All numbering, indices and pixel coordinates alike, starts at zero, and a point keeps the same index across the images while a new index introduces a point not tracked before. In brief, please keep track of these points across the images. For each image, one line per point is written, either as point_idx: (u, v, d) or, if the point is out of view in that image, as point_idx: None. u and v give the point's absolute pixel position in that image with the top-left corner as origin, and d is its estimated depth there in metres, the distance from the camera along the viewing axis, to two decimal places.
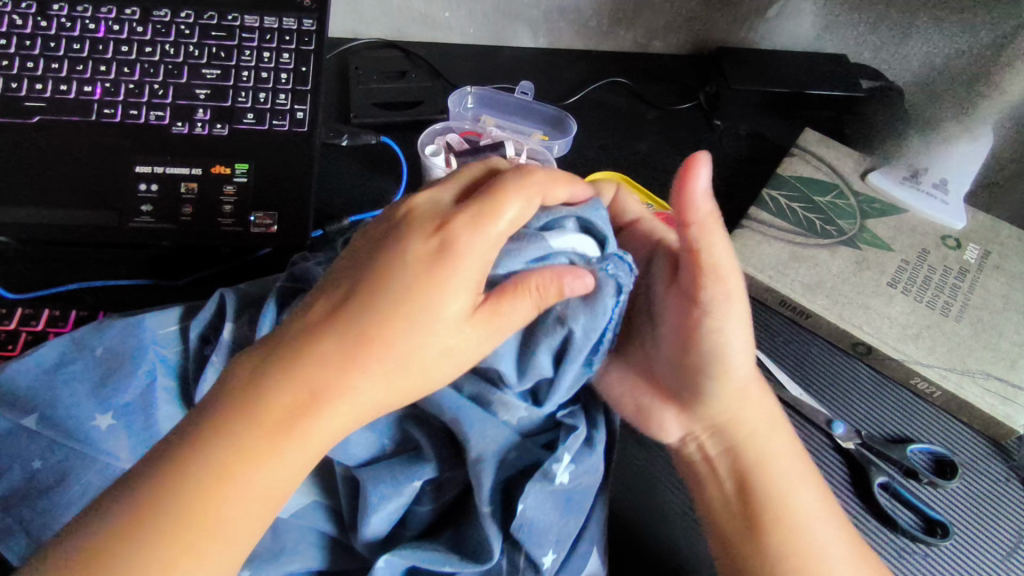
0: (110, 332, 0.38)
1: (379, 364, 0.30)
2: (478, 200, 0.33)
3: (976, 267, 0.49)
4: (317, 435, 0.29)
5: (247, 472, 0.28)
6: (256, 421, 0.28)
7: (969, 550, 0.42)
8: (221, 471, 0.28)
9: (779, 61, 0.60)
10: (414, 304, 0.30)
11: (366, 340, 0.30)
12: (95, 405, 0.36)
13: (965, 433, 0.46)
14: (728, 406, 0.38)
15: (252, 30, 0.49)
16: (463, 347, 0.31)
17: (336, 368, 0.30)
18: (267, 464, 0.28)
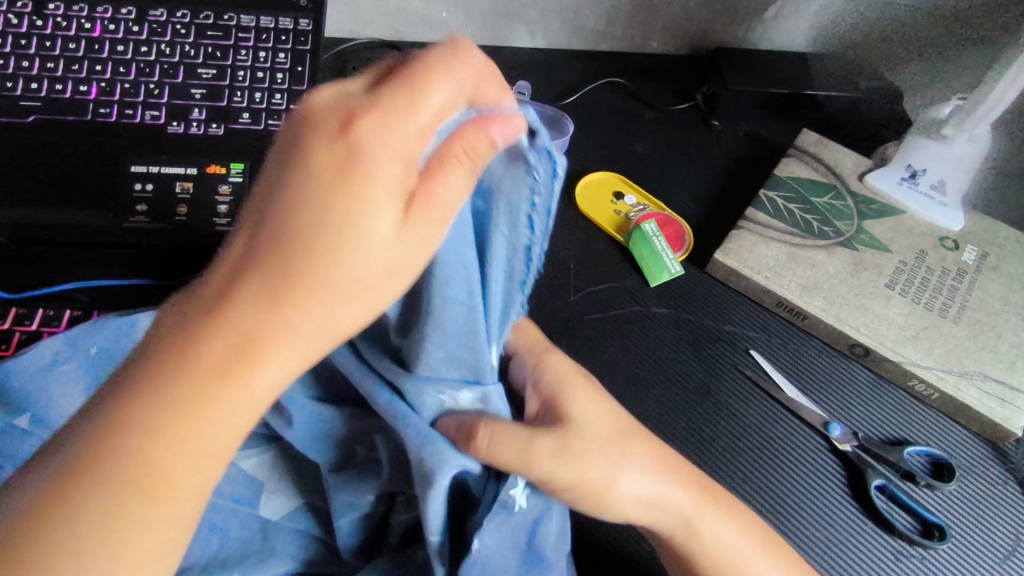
0: (103, 330, 0.38)
1: (298, 295, 0.25)
2: (388, 86, 0.26)
3: (974, 268, 0.49)
4: (250, 393, 0.25)
5: (172, 448, 0.24)
6: (174, 390, 0.24)
7: (967, 553, 0.42)
8: (140, 455, 0.24)
9: (776, 62, 0.61)
10: (332, 224, 0.25)
11: (284, 263, 0.25)
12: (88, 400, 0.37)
13: (963, 435, 0.46)
14: (634, 507, 0.37)
15: (248, 29, 0.49)
16: (401, 258, 0.26)
17: (245, 311, 0.25)
18: (208, 425, 0.25)
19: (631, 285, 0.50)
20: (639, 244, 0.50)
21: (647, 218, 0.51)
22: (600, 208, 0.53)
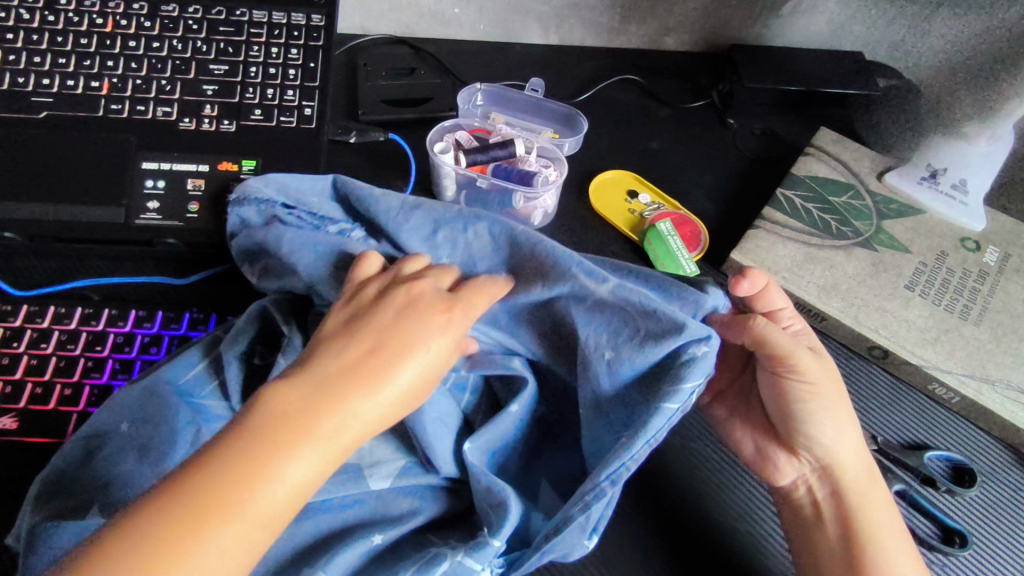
0: (126, 404, 0.36)
1: (268, 458, 0.28)
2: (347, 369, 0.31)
3: (996, 270, 0.48)
4: (251, 509, 0.27)
5: (259, 484, 0.27)
6: (276, 423, 0.29)
7: (989, 561, 0.41)
8: (244, 467, 0.27)
9: (794, 59, 0.60)
10: (285, 436, 0.28)
11: (279, 428, 0.29)
12: (153, 469, 0.35)
13: (984, 440, 0.45)
14: (836, 443, 0.40)
15: (259, 25, 0.49)
16: (303, 463, 0.28)
17: (267, 450, 0.28)
18: (290, 465, 0.28)
19: None
20: (654, 243, 0.49)
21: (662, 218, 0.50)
22: (614, 207, 0.53)
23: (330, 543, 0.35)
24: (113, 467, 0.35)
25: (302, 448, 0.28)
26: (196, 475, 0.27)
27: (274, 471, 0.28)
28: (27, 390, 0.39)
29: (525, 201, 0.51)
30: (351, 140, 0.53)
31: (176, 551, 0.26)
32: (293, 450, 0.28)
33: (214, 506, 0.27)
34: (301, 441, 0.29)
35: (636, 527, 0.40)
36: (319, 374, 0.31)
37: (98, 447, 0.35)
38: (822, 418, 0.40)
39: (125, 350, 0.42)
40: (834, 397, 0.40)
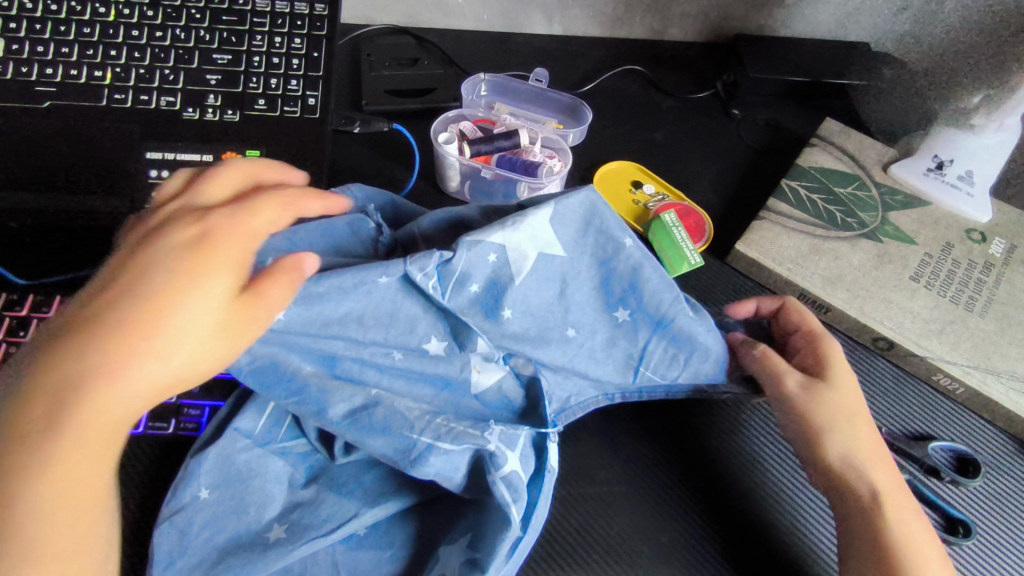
0: (204, 467, 0.36)
1: (68, 454, 0.30)
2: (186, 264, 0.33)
3: (1002, 261, 0.48)
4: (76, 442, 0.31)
5: (56, 463, 0.30)
6: (49, 388, 0.31)
7: (992, 551, 0.41)
8: (58, 468, 0.30)
9: (797, 49, 0.59)
10: (88, 382, 0.30)
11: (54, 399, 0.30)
12: (259, 521, 0.36)
13: (988, 431, 0.45)
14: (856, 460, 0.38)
15: (263, 13, 0.48)
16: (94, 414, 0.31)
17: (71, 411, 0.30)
18: (105, 399, 0.31)
19: None
20: (658, 235, 0.49)
21: (666, 209, 0.50)
22: (619, 197, 0.53)
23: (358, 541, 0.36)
24: (217, 540, 0.35)
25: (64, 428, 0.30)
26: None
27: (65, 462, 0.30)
28: None
29: (529, 191, 0.51)
30: (354, 130, 0.53)
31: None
32: (83, 413, 0.30)
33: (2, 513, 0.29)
34: (65, 422, 0.30)
35: (673, 506, 0.41)
36: (96, 325, 0.31)
37: (189, 529, 0.35)
38: (832, 430, 0.39)
39: None
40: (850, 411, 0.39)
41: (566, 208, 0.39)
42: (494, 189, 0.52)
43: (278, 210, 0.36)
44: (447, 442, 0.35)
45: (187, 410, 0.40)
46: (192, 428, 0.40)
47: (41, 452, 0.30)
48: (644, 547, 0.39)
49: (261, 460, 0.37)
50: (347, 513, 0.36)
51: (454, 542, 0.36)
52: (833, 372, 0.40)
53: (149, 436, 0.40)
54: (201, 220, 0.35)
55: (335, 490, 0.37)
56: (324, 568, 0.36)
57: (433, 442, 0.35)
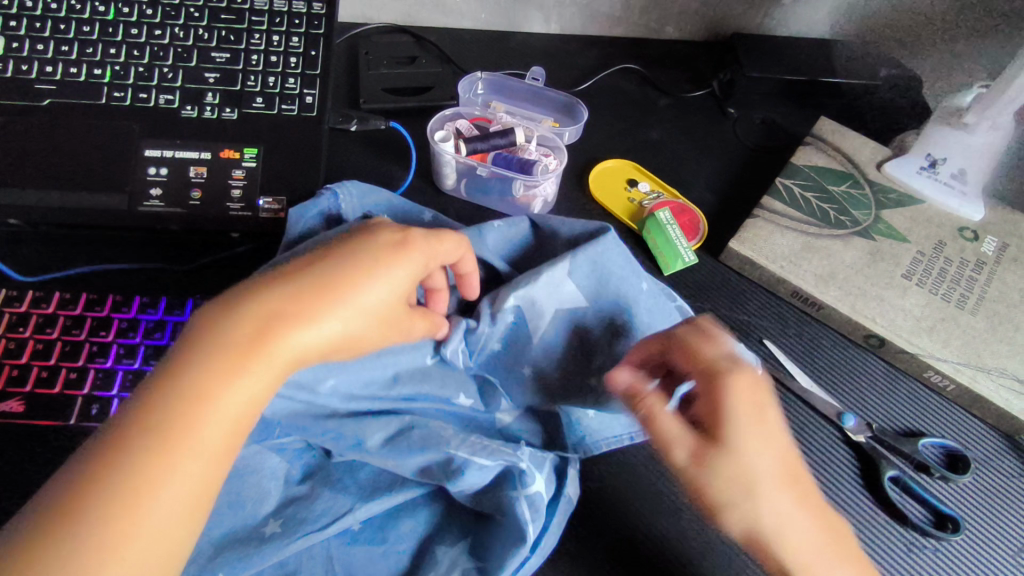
0: None
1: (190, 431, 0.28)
2: (365, 265, 0.32)
3: (993, 260, 0.48)
4: (203, 435, 0.28)
5: (177, 458, 0.28)
6: (229, 347, 0.29)
7: (981, 546, 0.42)
8: (171, 448, 0.28)
9: (793, 48, 0.60)
10: (233, 370, 0.29)
11: (224, 370, 0.29)
12: (256, 516, 0.37)
13: (978, 428, 0.45)
14: (772, 529, 0.33)
15: (261, 12, 0.48)
16: (224, 403, 0.29)
17: (206, 389, 0.28)
18: (225, 394, 0.29)
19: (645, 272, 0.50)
20: (653, 233, 0.50)
21: (661, 207, 0.51)
22: (614, 196, 0.53)
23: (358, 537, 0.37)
24: (212, 534, 0.36)
25: (235, 383, 0.29)
26: (160, 398, 0.28)
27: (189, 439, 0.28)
28: (32, 373, 0.40)
29: (525, 189, 0.51)
30: (351, 128, 0.54)
31: (131, 512, 0.26)
32: (204, 407, 0.28)
33: (151, 438, 0.27)
34: (219, 396, 0.29)
35: (667, 501, 0.41)
36: (315, 279, 0.31)
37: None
38: (739, 498, 0.33)
39: (129, 335, 0.42)
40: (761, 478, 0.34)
41: (579, 261, 0.42)
42: (490, 187, 0.52)
43: (458, 252, 0.37)
44: (482, 457, 0.37)
45: None
46: None
47: (180, 431, 0.28)
48: (598, 557, 0.39)
49: (258, 456, 0.37)
50: (342, 508, 0.37)
51: (453, 545, 0.37)
52: (738, 432, 0.34)
53: None
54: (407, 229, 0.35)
55: (330, 487, 0.38)
56: (319, 561, 0.36)
57: (468, 458, 0.36)
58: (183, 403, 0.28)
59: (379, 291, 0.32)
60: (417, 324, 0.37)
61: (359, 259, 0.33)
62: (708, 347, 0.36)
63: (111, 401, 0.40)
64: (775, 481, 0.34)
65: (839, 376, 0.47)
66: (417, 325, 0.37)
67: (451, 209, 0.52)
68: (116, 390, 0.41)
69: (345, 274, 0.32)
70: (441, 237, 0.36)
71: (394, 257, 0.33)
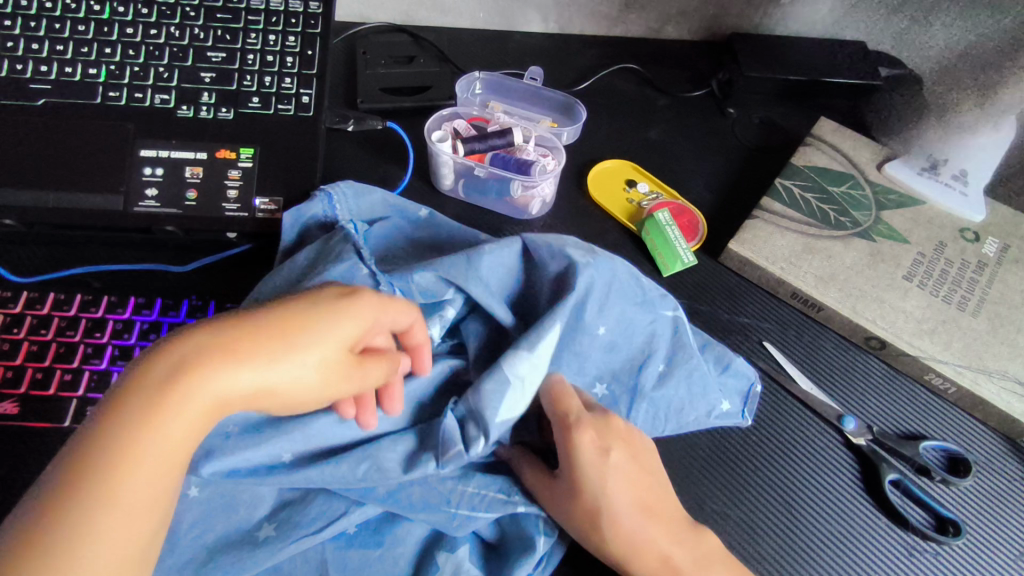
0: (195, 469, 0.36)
1: (120, 479, 0.26)
2: (307, 315, 0.31)
3: (995, 261, 0.48)
4: (134, 484, 0.26)
5: (109, 506, 0.26)
6: (163, 383, 0.28)
7: (982, 550, 0.41)
8: (102, 496, 0.26)
9: (794, 48, 0.59)
10: (167, 413, 0.27)
11: (158, 407, 0.27)
12: (251, 519, 0.36)
13: (979, 430, 0.45)
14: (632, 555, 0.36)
15: (257, 11, 0.48)
16: (156, 447, 0.27)
17: (138, 430, 0.27)
18: (156, 437, 0.27)
19: (643, 273, 0.49)
20: (652, 234, 0.49)
21: (660, 208, 0.50)
22: (613, 197, 0.53)
23: (353, 540, 0.37)
24: (207, 538, 0.36)
25: (169, 423, 0.27)
26: (95, 445, 0.26)
27: (118, 487, 0.26)
28: (26, 375, 0.40)
29: (523, 190, 0.51)
30: (349, 128, 0.53)
31: (58, 567, 0.25)
32: (136, 451, 0.27)
33: (84, 487, 0.26)
34: (152, 437, 0.27)
35: None
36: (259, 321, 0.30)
37: (179, 531, 0.35)
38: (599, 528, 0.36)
39: (123, 336, 0.42)
40: (613, 509, 0.36)
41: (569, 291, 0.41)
42: (487, 188, 0.52)
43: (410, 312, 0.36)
44: (483, 511, 0.37)
45: None
46: None
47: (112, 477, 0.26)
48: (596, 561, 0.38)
49: None
50: (336, 511, 0.36)
51: (454, 551, 0.36)
52: (592, 471, 0.36)
53: None
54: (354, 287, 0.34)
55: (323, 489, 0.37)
56: (313, 566, 0.36)
57: (470, 514, 0.37)
58: (113, 445, 0.26)
59: (322, 343, 0.31)
60: (376, 375, 0.34)
61: (302, 309, 0.32)
62: (568, 402, 0.38)
63: None
64: (628, 510, 0.36)
65: (839, 378, 0.46)
66: (376, 375, 0.34)
67: (449, 210, 0.51)
68: None
69: (285, 321, 0.31)
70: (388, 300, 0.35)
71: (338, 309, 0.32)
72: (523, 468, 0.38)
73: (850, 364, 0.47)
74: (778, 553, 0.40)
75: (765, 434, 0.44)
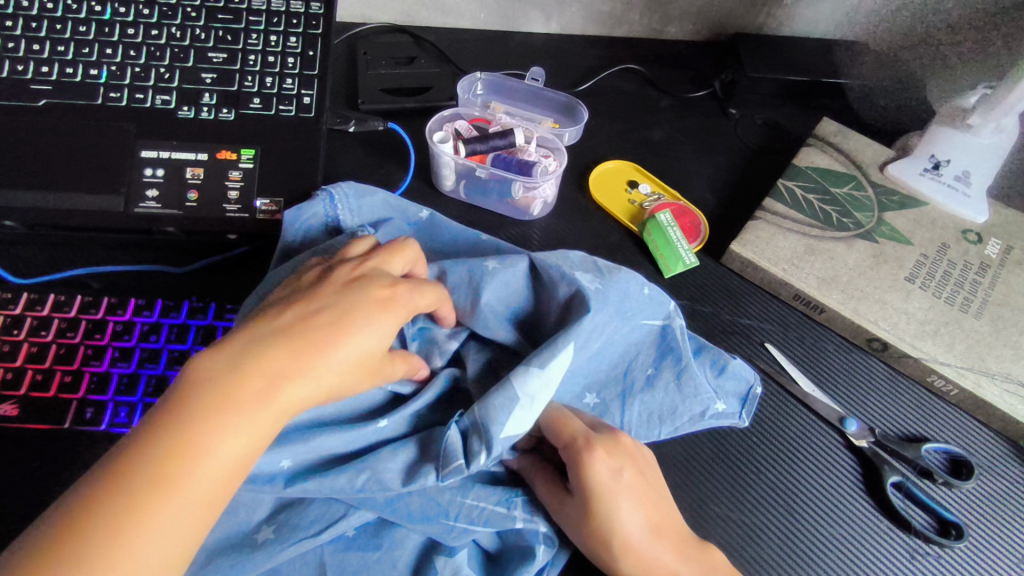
0: None
1: (186, 466, 0.28)
2: (358, 313, 0.34)
3: (998, 262, 0.48)
4: (199, 477, 0.28)
5: (178, 493, 0.28)
6: (232, 383, 0.30)
7: (984, 553, 0.41)
8: (167, 483, 0.27)
9: (796, 49, 0.59)
10: (233, 409, 0.29)
11: (223, 404, 0.29)
12: (250, 520, 0.36)
13: (981, 433, 0.45)
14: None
15: (258, 12, 0.48)
16: (221, 443, 0.29)
17: (204, 426, 0.29)
18: (222, 435, 0.29)
19: (645, 275, 0.49)
20: (654, 234, 0.49)
21: (661, 209, 0.50)
22: (614, 198, 0.53)
23: (351, 544, 0.37)
24: (206, 540, 0.36)
25: (236, 423, 0.29)
26: (161, 433, 0.28)
27: (185, 477, 0.28)
28: (26, 377, 0.40)
29: (524, 191, 0.51)
30: (349, 129, 0.53)
31: (123, 544, 0.26)
32: (204, 444, 0.28)
33: (151, 473, 0.27)
34: (217, 434, 0.29)
35: None
36: (316, 324, 0.33)
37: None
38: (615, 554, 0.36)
39: (124, 338, 0.42)
40: (628, 535, 0.35)
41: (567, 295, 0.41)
42: (489, 189, 0.52)
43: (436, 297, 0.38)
44: (482, 525, 0.36)
45: None
46: None
47: (179, 467, 0.28)
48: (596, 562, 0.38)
49: None
50: (335, 514, 0.36)
51: (453, 555, 0.36)
52: (605, 499, 0.35)
53: None
54: (392, 284, 0.36)
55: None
56: (312, 568, 0.36)
57: (468, 526, 0.36)
58: (181, 437, 0.28)
59: (368, 344, 0.33)
60: (400, 366, 0.37)
61: (352, 307, 0.34)
62: (569, 427, 0.37)
63: (106, 404, 0.40)
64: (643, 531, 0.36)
65: (842, 382, 0.46)
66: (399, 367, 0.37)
67: (450, 211, 0.51)
68: (111, 393, 0.40)
69: (330, 327, 0.33)
70: (421, 290, 0.37)
71: (383, 306, 0.35)
72: (534, 482, 0.38)
73: (851, 367, 0.47)
74: (778, 559, 0.40)
75: (768, 437, 0.44)
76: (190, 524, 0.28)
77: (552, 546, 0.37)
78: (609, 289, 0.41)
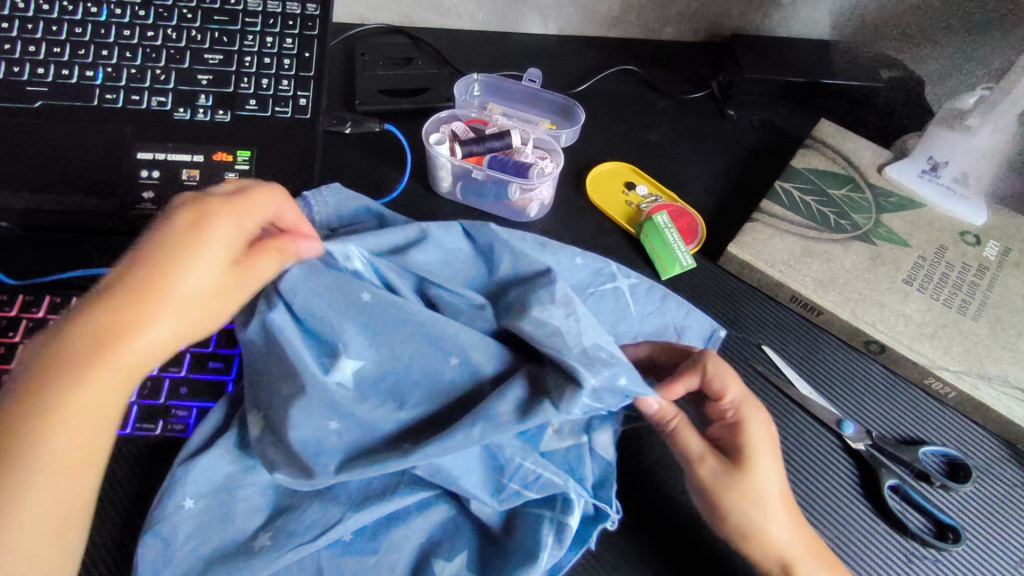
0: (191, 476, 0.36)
1: (34, 453, 0.29)
2: (185, 245, 0.32)
3: (996, 264, 0.48)
4: (48, 457, 0.30)
5: (35, 479, 0.29)
6: (56, 364, 0.30)
7: (982, 556, 0.41)
8: (17, 475, 0.29)
9: (795, 49, 0.59)
10: (61, 387, 0.30)
11: (51, 385, 0.30)
12: (247, 528, 0.36)
13: (979, 436, 0.45)
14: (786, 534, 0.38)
15: (254, 13, 0.48)
16: (59, 420, 0.30)
17: (38, 410, 0.29)
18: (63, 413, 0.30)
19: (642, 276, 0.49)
20: (650, 237, 0.49)
21: (658, 210, 0.50)
22: (612, 199, 0.52)
23: (347, 550, 0.36)
24: (202, 549, 0.35)
25: (76, 397, 0.30)
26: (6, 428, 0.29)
27: (33, 462, 0.29)
28: None
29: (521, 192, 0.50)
30: (345, 130, 0.53)
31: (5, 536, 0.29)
32: (45, 427, 0.29)
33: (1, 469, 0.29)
34: (58, 413, 0.30)
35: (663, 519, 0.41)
36: (133, 278, 0.32)
37: (174, 539, 0.35)
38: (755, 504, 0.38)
39: None
40: (771, 492, 0.38)
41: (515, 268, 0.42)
42: (485, 191, 0.51)
43: (279, 200, 0.36)
44: (533, 491, 0.36)
45: (175, 411, 0.40)
46: (180, 429, 0.40)
47: (24, 458, 0.29)
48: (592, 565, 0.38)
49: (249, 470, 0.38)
50: (330, 519, 0.36)
51: (451, 559, 0.37)
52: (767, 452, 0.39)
53: (136, 436, 0.40)
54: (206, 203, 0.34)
55: (319, 497, 0.37)
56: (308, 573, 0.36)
57: (521, 491, 0.36)
58: (21, 427, 0.29)
59: (204, 267, 0.32)
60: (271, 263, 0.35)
61: (172, 243, 0.32)
62: (730, 380, 0.40)
63: None
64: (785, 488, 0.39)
65: (838, 382, 0.46)
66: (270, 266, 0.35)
67: (447, 212, 0.51)
68: None
69: (151, 277, 0.31)
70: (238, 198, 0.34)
71: (202, 225, 0.33)
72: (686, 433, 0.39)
73: (841, 363, 0.47)
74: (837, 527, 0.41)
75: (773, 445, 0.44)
76: (63, 497, 0.30)
77: (560, 551, 0.36)
78: (507, 240, 0.42)
